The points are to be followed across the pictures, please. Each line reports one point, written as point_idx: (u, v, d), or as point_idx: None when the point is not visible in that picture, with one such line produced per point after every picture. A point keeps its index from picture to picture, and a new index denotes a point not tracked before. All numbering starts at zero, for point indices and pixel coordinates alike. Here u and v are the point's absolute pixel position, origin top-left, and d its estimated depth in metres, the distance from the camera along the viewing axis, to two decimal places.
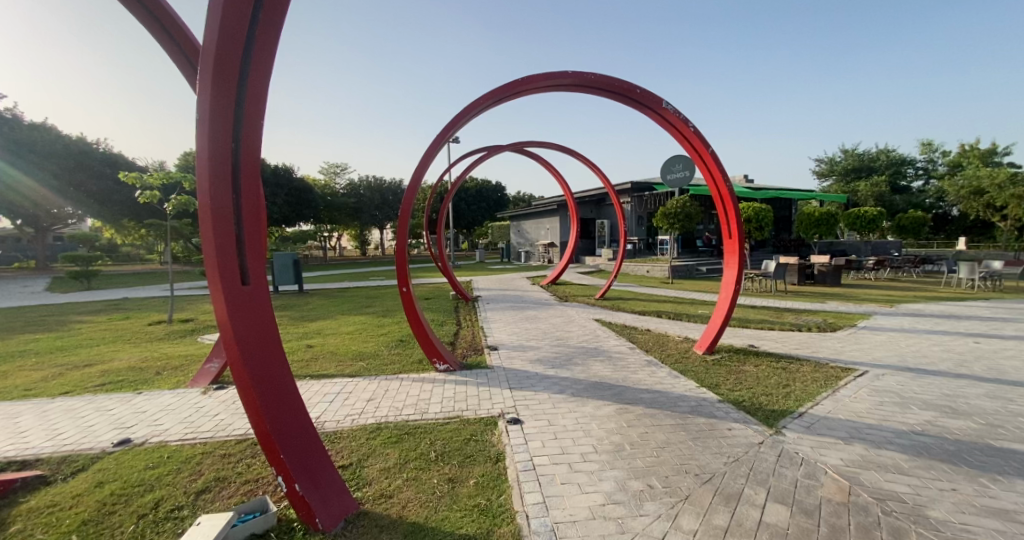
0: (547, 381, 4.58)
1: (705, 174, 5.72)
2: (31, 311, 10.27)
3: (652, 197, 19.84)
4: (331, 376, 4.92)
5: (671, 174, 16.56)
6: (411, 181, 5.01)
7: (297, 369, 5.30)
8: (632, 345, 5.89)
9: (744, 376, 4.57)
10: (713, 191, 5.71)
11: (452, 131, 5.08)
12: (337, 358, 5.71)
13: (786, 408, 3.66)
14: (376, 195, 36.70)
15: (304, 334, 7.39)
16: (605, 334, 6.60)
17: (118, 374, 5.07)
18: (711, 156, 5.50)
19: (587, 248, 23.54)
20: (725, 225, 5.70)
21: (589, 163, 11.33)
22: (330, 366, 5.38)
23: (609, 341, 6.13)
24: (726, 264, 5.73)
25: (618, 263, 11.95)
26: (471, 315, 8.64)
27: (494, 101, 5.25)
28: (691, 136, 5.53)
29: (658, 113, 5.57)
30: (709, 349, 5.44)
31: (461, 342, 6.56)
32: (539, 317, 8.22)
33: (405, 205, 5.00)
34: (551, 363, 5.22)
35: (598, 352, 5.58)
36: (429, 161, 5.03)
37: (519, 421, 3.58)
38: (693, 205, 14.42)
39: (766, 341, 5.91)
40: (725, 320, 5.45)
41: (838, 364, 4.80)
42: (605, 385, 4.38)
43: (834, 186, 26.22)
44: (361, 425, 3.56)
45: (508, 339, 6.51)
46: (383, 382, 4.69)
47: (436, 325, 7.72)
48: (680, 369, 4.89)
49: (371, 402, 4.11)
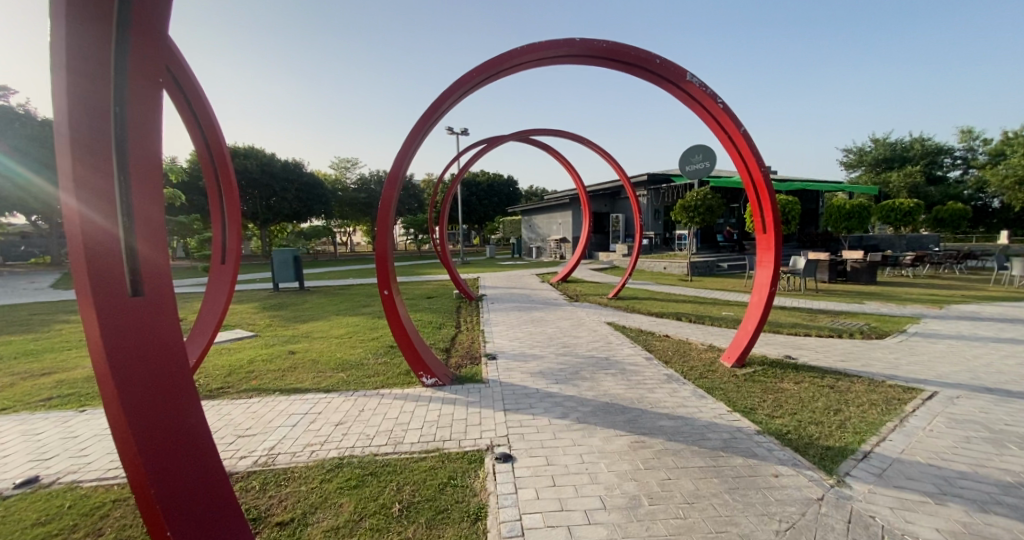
0: (547, 401, 3.89)
1: (735, 157, 4.93)
2: (25, 309, 10.01)
3: (670, 189, 18.92)
4: (305, 391, 4.32)
5: (688, 164, 15.74)
6: (393, 172, 4.36)
7: (268, 381, 4.73)
8: (648, 355, 5.18)
9: (785, 397, 3.81)
10: (745, 177, 4.92)
11: (436, 114, 4.42)
12: (316, 368, 5.10)
13: (845, 445, 2.91)
14: None
15: (291, 338, 6.84)
16: (619, 340, 5.91)
17: (72, 386, 4.62)
18: (743, 137, 4.69)
19: (601, 244, 22.61)
20: (760, 217, 4.91)
21: (601, 151, 10.54)
22: (306, 377, 4.79)
23: (622, 350, 5.41)
24: (759, 262, 4.95)
25: (634, 258, 10.78)
26: (473, 317, 7.98)
27: (483, 80, 4.59)
28: (718, 114, 4.75)
29: (681, 88, 4.81)
30: (738, 362, 4.70)
31: (458, 349, 5.91)
32: (546, 319, 7.53)
33: (386, 199, 4.35)
34: (554, 377, 4.52)
35: (609, 364, 4.87)
36: (413, 149, 4.38)
37: (511, 457, 2.93)
38: (714, 197, 13.50)
39: (807, 352, 5.10)
40: (758, 327, 4.70)
41: (898, 383, 4.00)
42: (617, 408, 3.68)
43: (864, 177, 24.83)
44: (319, 461, 2.93)
45: (509, 346, 5.82)
46: (363, 399, 4.07)
47: (433, 328, 7.10)
48: (706, 386, 4.17)
49: (339, 426, 3.48)
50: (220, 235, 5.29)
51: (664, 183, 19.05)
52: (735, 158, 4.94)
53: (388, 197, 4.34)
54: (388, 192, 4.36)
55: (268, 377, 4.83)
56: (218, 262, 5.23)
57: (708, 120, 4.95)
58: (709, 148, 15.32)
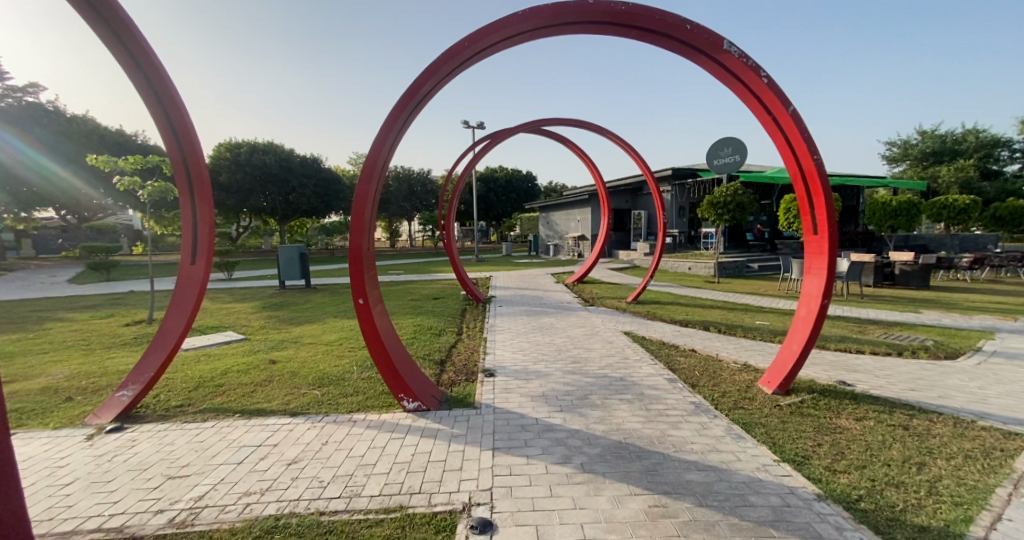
0: (545, 438, 3.20)
1: (780, 143, 4.10)
2: (27, 305, 9.85)
3: (696, 185, 17.88)
4: (268, 413, 3.74)
5: (716, 158, 14.83)
6: (368, 161, 3.72)
7: (233, 397, 4.16)
8: (672, 376, 4.42)
9: (848, 442, 3.00)
10: (792, 166, 4.09)
11: (415, 96, 3.74)
12: (291, 383, 4.53)
13: (948, 529, 2.15)
14: (403, 186, 35.07)
15: (278, 344, 6.34)
16: (637, 355, 5.17)
17: (22, 398, 4.16)
18: (792, 117, 3.81)
19: (620, 241, 21.68)
20: (809, 215, 4.08)
21: (619, 141, 9.68)
22: (276, 395, 4.22)
23: (641, 368, 4.66)
24: (808, 268, 4.12)
25: (655, 259, 9.67)
26: (477, 322, 7.33)
27: (477, 52, 3.90)
28: (761, 92, 3.91)
29: (715, 60, 3.99)
30: (781, 389, 3.91)
31: (454, 361, 5.27)
32: (556, 327, 6.82)
33: (361, 192, 3.70)
34: (558, 403, 3.83)
35: (624, 387, 4.13)
36: (393, 133, 3.75)
37: (489, 525, 2.26)
38: (746, 193, 12.46)
39: (865, 376, 4.26)
40: (806, 348, 3.90)
41: (995, 428, 3.15)
42: (633, 452, 2.96)
43: (909, 173, 23.18)
44: (249, 522, 2.31)
45: (511, 359, 5.14)
46: (331, 427, 3.46)
47: (432, 334, 6.48)
48: (742, 421, 3.39)
49: (291, 467, 2.87)
50: (190, 232, 4.73)
51: (689, 178, 18.02)
52: (779, 144, 4.12)
53: (367, 191, 3.71)
54: (363, 185, 3.70)
55: (236, 393, 4.28)
56: (187, 262, 4.69)
57: (747, 98, 4.12)
58: (739, 140, 14.35)
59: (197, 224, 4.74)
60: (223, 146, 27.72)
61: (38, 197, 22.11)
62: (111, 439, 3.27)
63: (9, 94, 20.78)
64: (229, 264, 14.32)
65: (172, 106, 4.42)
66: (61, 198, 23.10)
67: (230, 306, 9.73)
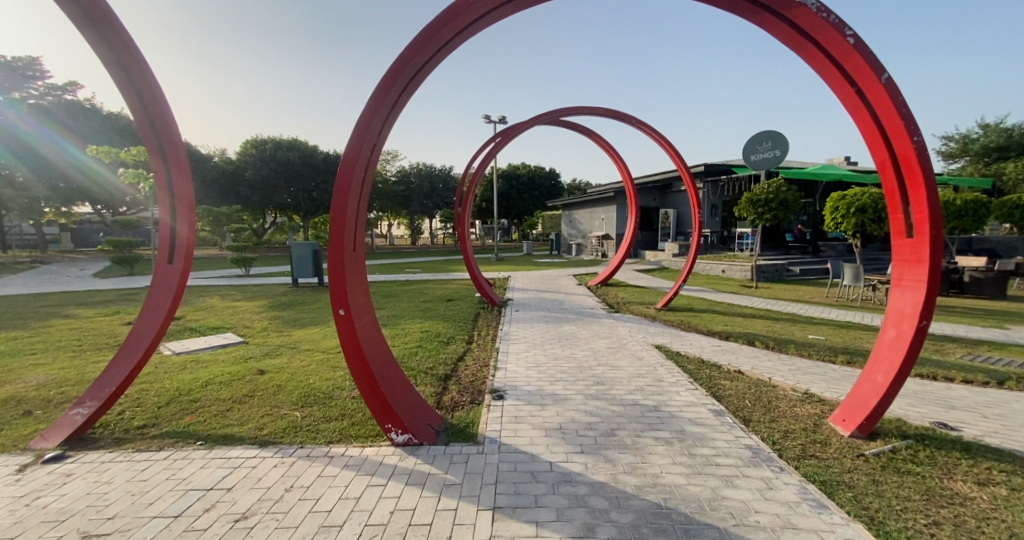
0: (561, 494, 2.50)
1: (866, 122, 3.27)
2: (42, 300, 9.78)
3: (732, 181, 16.75)
4: (234, 442, 3.14)
5: (754, 154, 13.82)
6: (352, 146, 3.08)
7: (203, 416, 3.63)
8: (718, 407, 3.65)
9: (978, 523, 2.19)
10: (880, 151, 3.27)
11: (406, 71, 3.10)
12: (273, 401, 3.95)
13: None
14: (425, 182, 34.80)
15: (274, 350, 5.84)
16: (672, 376, 4.42)
17: None
18: (885, 91, 2.98)
19: (647, 241, 20.72)
20: (901, 215, 3.24)
21: (650, 131, 8.82)
22: (253, 415, 3.66)
23: (679, 395, 3.92)
24: (899, 280, 3.28)
25: (690, 262, 8.72)
26: (491, 329, 6.68)
27: (487, 12, 3.19)
28: (844, 57, 3.10)
29: (785, 19, 3.18)
30: (861, 430, 3.13)
31: (460, 377, 4.62)
32: (578, 337, 6.12)
33: (343, 182, 3.08)
34: (578, 441, 3.12)
35: (660, 421, 3.39)
36: (381, 113, 3.12)
37: None
38: (790, 190, 11.43)
39: (967, 418, 3.41)
40: (897, 382, 3.08)
41: None
42: (679, 525, 2.22)
43: (969, 170, 21.33)
44: None
45: (525, 377, 4.48)
46: (301, 467, 2.83)
47: (439, 342, 5.86)
48: (820, 479, 2.61)
49: (238, 528, 2.25)
50: (168, 229, 4.18)
51: (723, 175, 16.90)
52: (865, 124, 3.30)
53: (351, 183, 3.09)
54: (345, 176, 3.07)
55: (208, 412, 3.72)
56: (163, 262, 4.17)
57: (823, 66, 3.31)
58: (779, 134, 13.34)
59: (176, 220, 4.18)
60: (248, 142, 28.28)
61: (75, 192, 22.34)
62: (43, 473, 2.76)
63: (50, 91, 21.54)
64: (245, 260, 14.16)
65: (140, 80, 3.82)
66: (98, 195, 23.91)
67: (237, 304, 9.40)
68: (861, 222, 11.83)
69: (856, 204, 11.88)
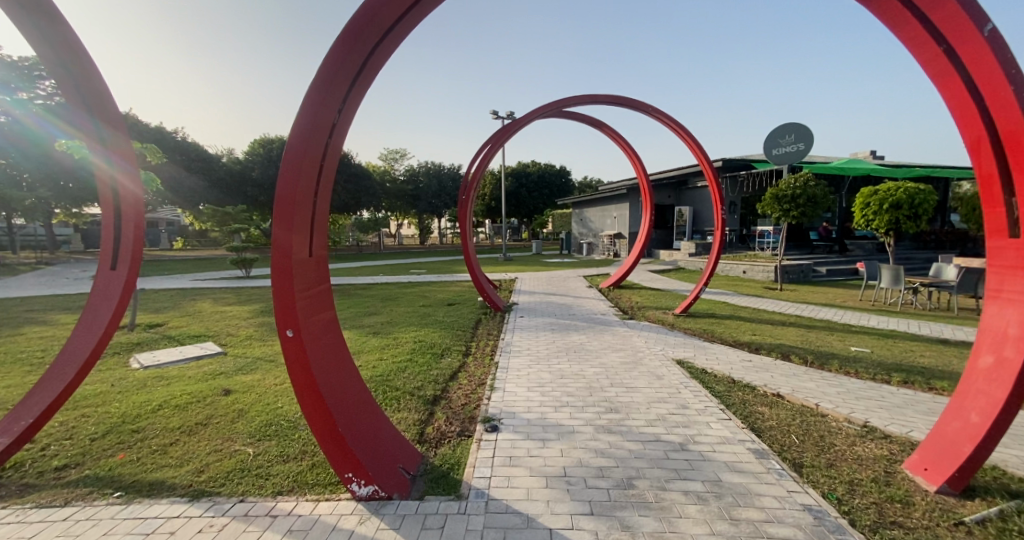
0: None
1: (957, 90, 2.57)
2: (28, 304, 9.37)
3: (751, 177, 15.91)
4: (160, 493, 2.55)
5: (775, 148, 13.03)
6: (301, 124, 2.44)
7: (136, 455, 3.03)
8: (759, 445, 2.96)
9: None
10: (974, 125, 2.56)
11: (369, 30, 2.50)
12: (227, 432, 3.36)
13: None
14: (434, 182, 34.35)
15: (250, 363, 5.29)
16: (698, 400, 3.77)
17: None
18: (990, 48, 2.29)
19: (661, 241, 19.94)
20: (1004, 210, 2.51)
21: (666, 120, 8.09)
22: (199, 451, 3.07)
23: (709, 426, 3.26)
24: (998, 290, 2.58)
25: (713, 261, 7.96)
26: (491, 339, 6.05)
27: None
28: (932, 6, 2.42)
29: None
30: (952, 484, 2.42)
31: (451, 399, 3.99)
32: (588, 348, 5.47)
33: (291, 169, 2.45)
34: (586, 496, 2.47)
35: (689, 468, 2.71)
36: (337, 83, 2.50)
37: None
38: (818, 185, 10.60)
39: None
40: (1000, 424, 2.35)
41: None
42: None
43: None
44: None
45: (524, 401, 3.85)
46: (231, 533, 2.21)
47: (432, 355, 5.22)
48: None
49: None
50: (111, 216, 3.71)
51: (742, 170, 16.02)
52: (954, 93, 2.59)
53: (302, 171, 2.49)
54: (293, 160, 2.45)
55: (148, 447, 3.14)
56: (106, 267, 3.66)
57: (902, 20, 2.63)
58: (804, 126, 12.49)
59: (118, 196, 3.71)
60: (256, 142, 28.19)
61: (81, 193, 22.02)
62: None
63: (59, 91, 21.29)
64: (246, 261, 13.73)
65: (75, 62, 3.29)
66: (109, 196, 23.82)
67: (227, 309, 8.90)
68: (896, 218, 10.96)
69: (890, 199, 10.96)
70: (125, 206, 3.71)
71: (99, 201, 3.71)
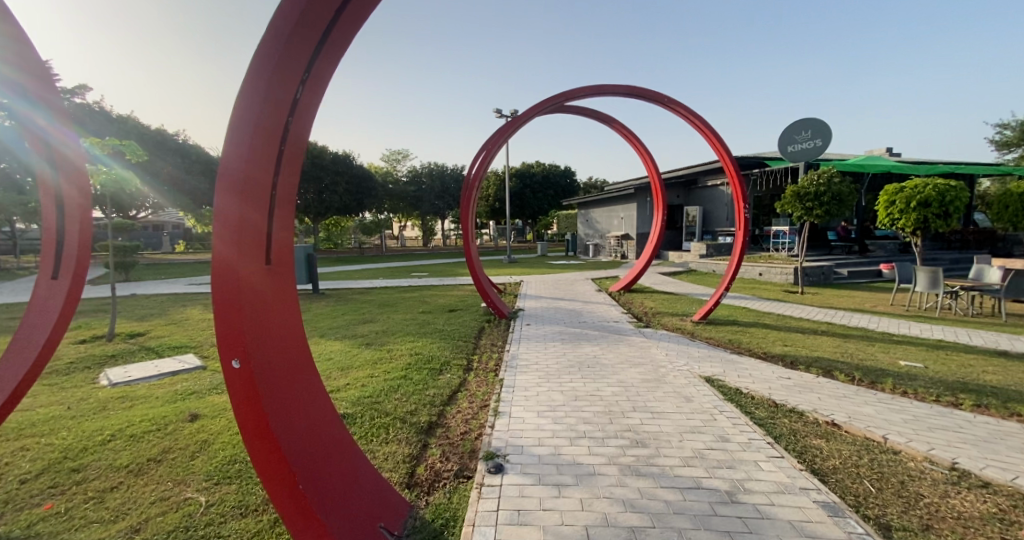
0: None
1: None
2: (10, 311, 8.89)
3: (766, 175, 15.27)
4: None
5: (791, 144, 12.42)
6: (251, 90, 1.89)
7: (64, 506, 2.49)
8: (829, 497, 2.37)
9: None
10: None
11: None
12: (183, 473, 2.82)
13: None
14: (437, 183, 33.85)
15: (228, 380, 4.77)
16: (739, 430, 3.18)
17: None
18: None
19: (671, 241, 19.28)
20: None
21: (683, 112, 7.50)
22: (140, 500, 2.54)
23: (761, 468, 2.68)
24: None
25: (735, 262, 7.34)
26: (495, 351, 5.49)
27: None
28: None
29: None
30: None
31: (449, 427, 3.44)
32: (604, 362, 4.90)
33: (239, 145, 1.90)
34: None
35: (747, 531, 2.13)
36: (298, 39, 1.96)
37: None
38: (843, 182, 9.96)
39: None
40: None
41: None
42: None
43: None
44: None
45: (535, 430, 3.30)
46: None
47: (430, 371, 4.67)
48: None
49: None
50: (54, 219, 3.27)
51: (756, 168, 15.40)
52: None
53: (256, 149, 1.95)
54: (242, 134, 1.90)
55: (83, 494, 2.61)
56: (49, 276, 3.26)
57: None
58: (822, 121, 11.87)
59: (61, 192, 3.27)
60: None
61: None
62: None
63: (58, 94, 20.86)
64: None
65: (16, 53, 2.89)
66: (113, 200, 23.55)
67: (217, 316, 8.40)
68: (925, 217, 10.30)
69: (917, 196, 10.30)
70: (69, 202, 3.26)
71: (43, 204, 3.27)
